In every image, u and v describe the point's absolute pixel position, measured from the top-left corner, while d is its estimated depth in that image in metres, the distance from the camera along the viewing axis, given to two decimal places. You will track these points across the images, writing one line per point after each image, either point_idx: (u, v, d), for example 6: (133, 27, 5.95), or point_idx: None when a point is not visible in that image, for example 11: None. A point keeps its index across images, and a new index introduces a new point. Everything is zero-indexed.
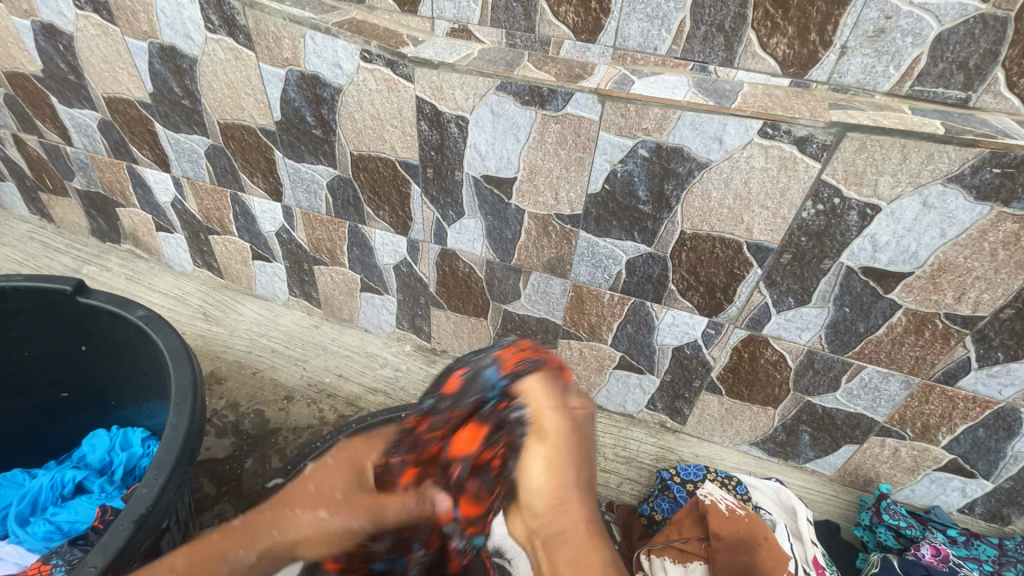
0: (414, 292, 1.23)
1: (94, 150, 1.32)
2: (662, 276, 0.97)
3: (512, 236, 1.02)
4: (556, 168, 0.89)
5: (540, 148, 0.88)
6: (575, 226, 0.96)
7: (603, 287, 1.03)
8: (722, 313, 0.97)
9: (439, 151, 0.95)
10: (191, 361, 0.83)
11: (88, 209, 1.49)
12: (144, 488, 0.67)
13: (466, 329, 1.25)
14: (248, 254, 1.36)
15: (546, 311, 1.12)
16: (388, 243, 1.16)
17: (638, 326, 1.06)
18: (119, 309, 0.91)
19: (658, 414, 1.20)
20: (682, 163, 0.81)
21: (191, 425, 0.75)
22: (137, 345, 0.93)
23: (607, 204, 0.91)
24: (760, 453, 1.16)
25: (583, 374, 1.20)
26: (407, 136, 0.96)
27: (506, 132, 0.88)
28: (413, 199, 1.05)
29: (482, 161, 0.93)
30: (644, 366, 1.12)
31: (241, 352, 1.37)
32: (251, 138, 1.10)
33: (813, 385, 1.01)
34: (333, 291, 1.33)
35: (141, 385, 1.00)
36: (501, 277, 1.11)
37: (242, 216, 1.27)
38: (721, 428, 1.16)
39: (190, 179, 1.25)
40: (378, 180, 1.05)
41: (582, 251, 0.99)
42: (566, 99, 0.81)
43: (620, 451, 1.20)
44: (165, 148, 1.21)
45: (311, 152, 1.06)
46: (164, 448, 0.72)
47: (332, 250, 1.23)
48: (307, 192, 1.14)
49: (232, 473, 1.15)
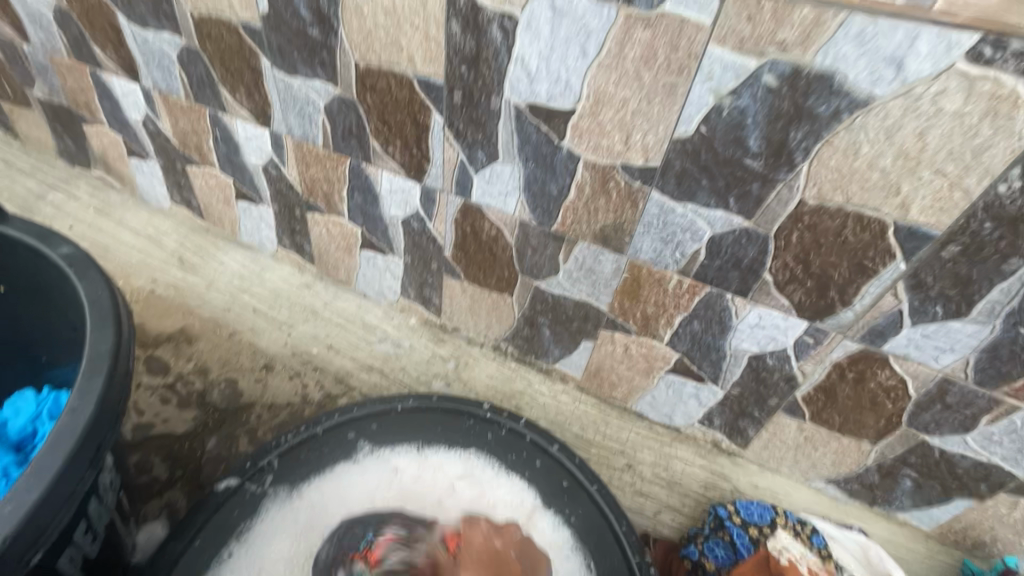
0: (425, 254, 0.99)
1: (53, 50, 1.09)
2: (757, 261, 0.72)
3: (558, 192, 0.78)
4: (633, 99, 0.64)
5: (616, 67, 0.63)
6: (646, 184, 0.71)
7: (670, 269, 0.79)
8: (832, 317, 0.73)
9: (472, 67, 0.70)
10: (117, 320, 0.62)
11: (54, 125, 1.27)
12: (8, 505, 0.47)
13: (485, 306, 1.02)
14: (230, 191, 1.13)
15: (589, 294, 0.88)
16: (398, 190, 0.92)
17: (708, 324, 0.82)
18: (38, 243, 0.69)
19: (712, 432, 0.97)
20: (827, 100, 0.56)
21: (99, 415, 0.54)
22: (63, 291, 0.72)
23: (698, 156, 0.65)
24: (837, 493, 0.93)
25: (624, 374, 0.97)
26: (431, 43, 0.71)
27: (569, 39, 0.63)
28: (433, 134, 0.81)
29: (531, 84, 0.68)
30: (707, 373, 0.88)
31: (218, 308, 1.16)
32: (231, 39, 0.85)
33: (935, 423, 0.77)
34: (328, 246, 1.10)
35: (74, 340, 0.80)
36: (536, 245, 0.87)
37: (224, 143, 1.04)
38: (793, 458, 0.93)
39: (162, 92, 1.02)
40: (389, 105, 0.80)
41: (651, 219, 0.75)
42: None
43: (660, 471, 0.98)
44: (131, 49, 0.97)
45: (306, 61, 0.82)
46: (49, 446, 0.51)
47: (329, 194, 1.00)
48: (300, 116, 0.90)
49: (190, 454, 0.96)
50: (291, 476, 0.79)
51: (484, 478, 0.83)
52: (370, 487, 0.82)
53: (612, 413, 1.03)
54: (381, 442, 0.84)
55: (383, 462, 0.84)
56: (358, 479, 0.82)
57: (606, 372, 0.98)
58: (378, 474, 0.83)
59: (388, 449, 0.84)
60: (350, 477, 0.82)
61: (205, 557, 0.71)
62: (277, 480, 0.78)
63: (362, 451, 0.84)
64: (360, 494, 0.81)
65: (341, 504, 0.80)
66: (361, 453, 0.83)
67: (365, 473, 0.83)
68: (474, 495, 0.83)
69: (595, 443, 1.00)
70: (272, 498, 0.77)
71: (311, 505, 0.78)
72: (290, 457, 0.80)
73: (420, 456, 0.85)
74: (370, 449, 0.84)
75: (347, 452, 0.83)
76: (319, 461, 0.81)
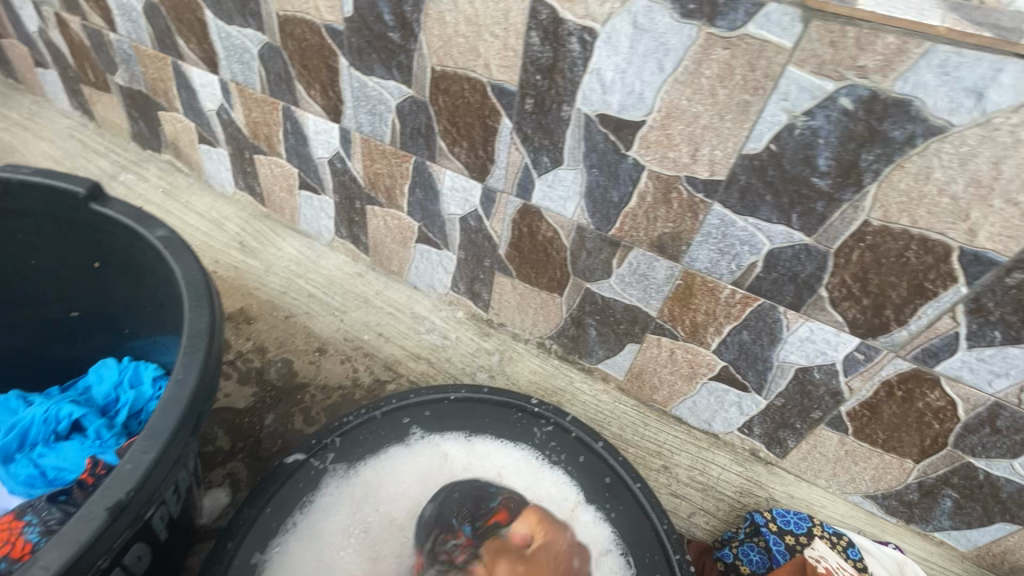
0: (479, 251, 1.03)
1: (139, 40, 1.16)
2: (814, 277, 0.74)
3: (618, 199, 0.81)
4: (705, 114, 0.66)
5: (690, 83, 0.65)
6: (708, 196, 0.73)
7: (724, 280, 0.81)
8: (886, 336, 0.74)
9: (547, 76, 0.73)
10: (212, 300, 0.67)
11: (130, 110, 1.34)
12: (127, 465, 0.51)
13: (534, 304, 1.05)
14: (294, 181, 1.18)
15: (639, 298, 0.91)
16: (459, 188, 0.95)
17: (758, 335, 0.84)
18: (136, 224, 0.75)
19: (751, 440, 0.99)
20: (902, 125, 0.57)
21: (201, 385, 0.59)
22: (154, 270, 0.78)
23: (765, 172, 0.67)
24: (873, 509, 0.94)
25: (667, 378, 0.99)
26: (508, 52, 0.74)
27: (647, 54, 0.65)
28: (500, 137, 0.84)
29: (604, 95, 0.71)
30: (751, 382, 0.90)
31: (275, 291, 1.22)
32: (313, 39, 0.90)
33: (982, 447, 0.77)
34: (384, 238, 1.15)
35: (157, 316, 0.85)
36: (591, 249, 0.90)
37: (293, 135, 1.09)
38: (831, 471, 0.94)
39: (240, 84, 1.07)
40: (460, 107, 0.84)
41: (710, 230, 0.77)
42: (750, 13, 0.58)
43: (696, 475, 1.00)
44: (214, 43, 1.03)
45: (383, 63, 0.86)
46: (161, 412, 0.55)
47: (390, 189, 1.04)
48: (371, 114, 0.95)
49: (250, 428, 1.02)
50: (349, 455, 0.83)
51: (530, 469, 0.85)
52: (421, 469, 0.84)
53: (651, 415, 1.06)
54: (433, 428, 0.88)
55: (434, 446, 0.86)
56: (409, 461, 0.84)
57: (648, 375, 1.01)
58: (429, 457, 0.85)
59: (439, 434, 0.87)
60: (402, 459, 0.84)
61: (271, 526, 0.75)
62: (337, 458, 0.83)
63: (414, 435, 0.87)
64: (411, 475, 0.83)
65: (394, 483, 0.82)
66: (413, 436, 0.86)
67: (416, 456, 0.85)
68: (520, 484, 0.84)
69: (633, 443, 1.02)
70: (332, 475, 0.81)
71: (366, 481, 0.82)
72: (349, 437, 0.85)
73: (468, 444, 0.87)
74: (422, 433, 0.87)
75: (400, 435, 0.86)
76: (375, 443, 0.85)
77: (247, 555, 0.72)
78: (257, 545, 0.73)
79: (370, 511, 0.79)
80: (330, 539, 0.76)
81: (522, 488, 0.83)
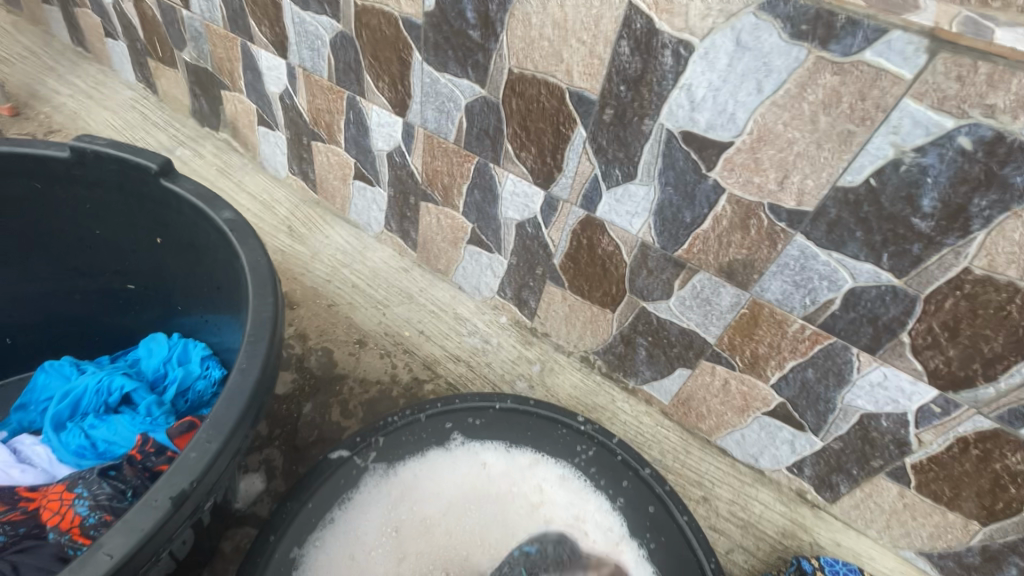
0: (532, 258, 1.01)
1: (211, 19, 1.17)
2: (897, 322, 0.69)
3: (691, 220, 0.77)
4: (801, 141, 0.63)
5: (790, 107, 0.61)
6: (791, 226, 0.70)
7: (795, 314, 0.77)
8: (969, 391, 0.70)
9: (632, 88, 0.71)
10: (276, 289, 0.66)
11: (194, 87, 1.36)
12: (192, 453, 0.51)
13: (583, 318, 1.02)
14: (350, 171, 1.18)
15: (698, 323, 0.87)
16: (520, 194, 0.93)
17: (824, 374, 0.80)
18: (204, 205, 0.75)
19: (799, 480, 0.95)
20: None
21: (263, 377, 0.58)
22: (217, 252, 0.77)
23: (859, 207, 0.64)
24: (926, 567, 0.89)
25: (716, 408, 0.96)
26: (594, 59, 0.72)
27: (745, 75, 0.62)
28: (572, 146, 0.82)
29: (691, 112, 0.68)
30: (808, 422, 0.86)
31: (320, 279, 1.22)
32: (389, 31, 0.89)
33: None
34: (434, 236, 1.13)
35: (212, 297, 0.85)
36: (653, 268, 0.86)
37: (355, 125, 1.08)
38: (885, 522, 0.89)
39: (307, 71, 1.07)
40: (533, 112, 0.82)
41: (787, 262, 0.73)
42: (869, 39, 0.54)
43: (736, 510, 0.96)
44: (287, 28, 1.03)
45: (459, 60, 0.85)
46: (226, 401, 0.55)
47: (448, 187, 1.03)
48: (438, 111, 0.93)
49: (287, 415, 1.02)
50: (390, 455, 0.83)
51: (573, 489, 0.85)
52: (460, 475, 0.85)
53: (694, 443, 1.02)
54: (475, 435, 0.87)
55: (473, 453, 0.86)
56: (449, 465, 0.85)
57: (696, 403, 0.97)
58: (468, 463, 0.86)
59: (480, 443, 0.87)
60: (442, 462, 0.85)
61: (311, 521, 0.75)
62: (378, 457, 0.82)
63: (456, 441, 0.86)
64: (449, 480, 0.84)
65: (430, 486, 0.83)
66: (455, 442, 0.86)
67: (456, 461, 0.85)
68: (563, 501, 0.84)
69: (673, 470, 0.99)
70: (372, 474, 0.81)
71: (404, 486, 0.82)
72: (392, 438, 0.84)
73: (508, 454, 0.87)
74: (463, 440, 0.87)
75: (439, 440, 0.86)
76: (416, 445, 0.85)
77: (288, 547, 0.73)
78: (298, 538, 0.74)
79: (404, 511, 0.80)
80: (365, 535, 0.77)
81: (565, 505, 0.84)
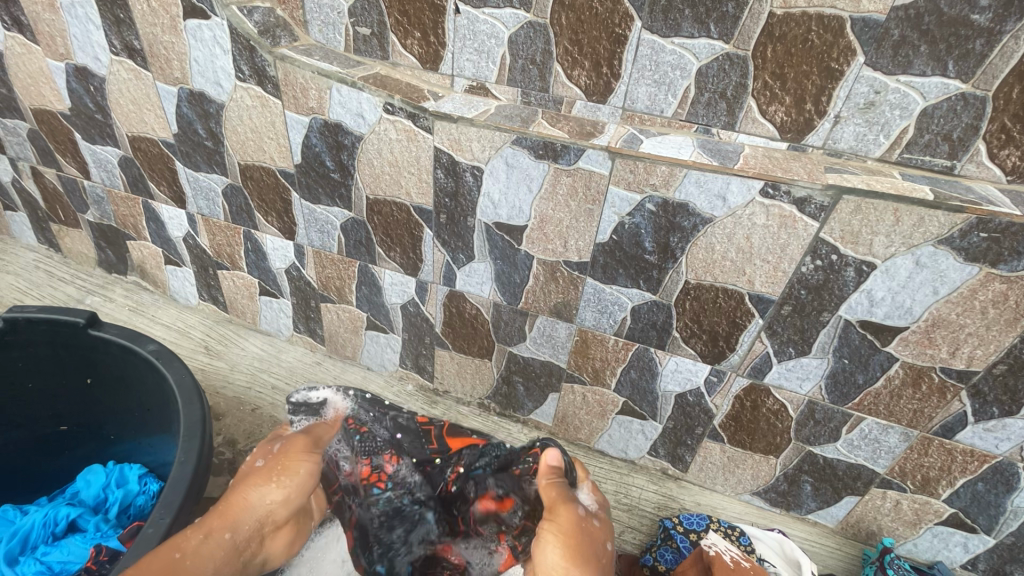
0: (420, 331, 1.24)
1: (112, 185, 1.35)
2: (667, 323, 0.99)
3: (520, 280, 1.05)
4: (566, 218, 0.93)
5: (551, 199, 0.92)
6: (582, 273, 0.99)
7: (608, 332, 1.05)
8: (725, 361, 1.00)
9: (453, 199, 1.00)
10: (202, 398, 0.87)
11: (98, 240, 1.51)
12: (150, 527, 0.72)
13: (470, 370, 1.26)
14: (255, 289, 1.37)
15: (550, 354, 1.14)
16: (397, 283, 1.18)
17: (642, 372, 1.08)
18: (130, 343, 0.92)
19: (659, 461, 1.20)
20: (687, 218, 0.85)
21: (197, 465, 0.79)
22: (145, 379, 0.94)
23: (614, 253, 0.94)
24: (762, 503, 1.16)
25: (585, 418, 1.20)
26: (423, 183, 1.00)
27: (519, 182, 0.92)
28: (425, 243, 1.09)
29: (495, 209, 0.97)
30: (647, 412, 1.13)
31: (241, 388, 1.36)
32: (269, 179, 1.14)
33: (813, 436, 1.02)
34: (338, 328, 1.33)
35: (143, 421, 0.99)
36: (507, 320, 1.12)
37: (253, 252, 1.30)
38: (723, 476, 1.16)
39: (205, 216, 1.29)
40: (391, 223, 1.09)
41: (588, 297, 1.02)
42: (578, 155, 0.86)
43: (621, 498, 1.19)
44: (183, 186, 1.25)
45: (328, 194, 1.10)
46: (172, 485, 0.77)
47: (340, 288, 1.25)
48: (320, 233, 1.18)
49: None
50: None
51: None
52: None
53: (580, 452, 1.25)
54: None
55: None
56: None
57: (571, 418, 1.22)
58: None
59: None
60: None
61: None
62: None
63: (347, 396, 0.93)
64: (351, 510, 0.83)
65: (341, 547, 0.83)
66: (345, 398, 0.93)
67: None
68: None
69: None
70: None
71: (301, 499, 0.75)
72: None
73: None
74: (358, 408, 0.92)
75: (315, 410, 0.91)
76: None
77: None
78: None
79: None
80: None
81: None
